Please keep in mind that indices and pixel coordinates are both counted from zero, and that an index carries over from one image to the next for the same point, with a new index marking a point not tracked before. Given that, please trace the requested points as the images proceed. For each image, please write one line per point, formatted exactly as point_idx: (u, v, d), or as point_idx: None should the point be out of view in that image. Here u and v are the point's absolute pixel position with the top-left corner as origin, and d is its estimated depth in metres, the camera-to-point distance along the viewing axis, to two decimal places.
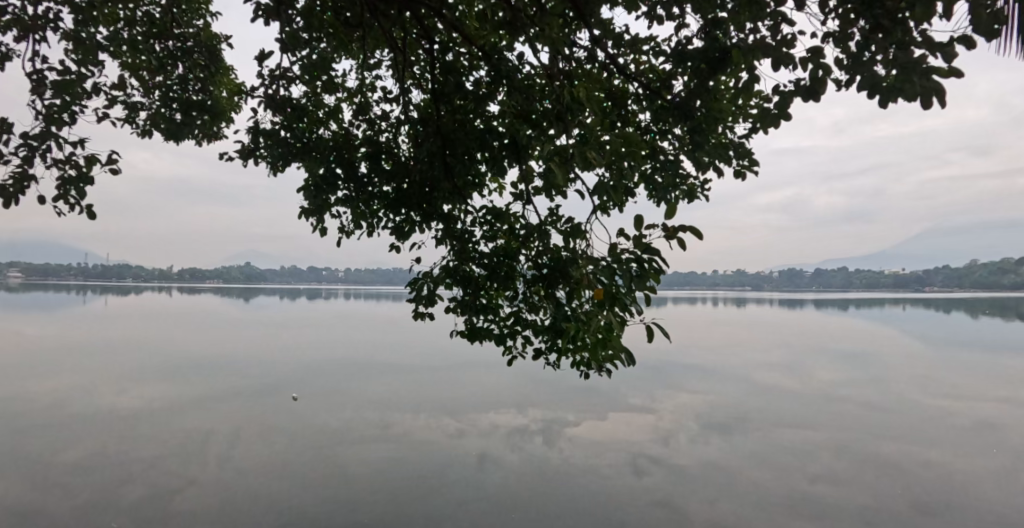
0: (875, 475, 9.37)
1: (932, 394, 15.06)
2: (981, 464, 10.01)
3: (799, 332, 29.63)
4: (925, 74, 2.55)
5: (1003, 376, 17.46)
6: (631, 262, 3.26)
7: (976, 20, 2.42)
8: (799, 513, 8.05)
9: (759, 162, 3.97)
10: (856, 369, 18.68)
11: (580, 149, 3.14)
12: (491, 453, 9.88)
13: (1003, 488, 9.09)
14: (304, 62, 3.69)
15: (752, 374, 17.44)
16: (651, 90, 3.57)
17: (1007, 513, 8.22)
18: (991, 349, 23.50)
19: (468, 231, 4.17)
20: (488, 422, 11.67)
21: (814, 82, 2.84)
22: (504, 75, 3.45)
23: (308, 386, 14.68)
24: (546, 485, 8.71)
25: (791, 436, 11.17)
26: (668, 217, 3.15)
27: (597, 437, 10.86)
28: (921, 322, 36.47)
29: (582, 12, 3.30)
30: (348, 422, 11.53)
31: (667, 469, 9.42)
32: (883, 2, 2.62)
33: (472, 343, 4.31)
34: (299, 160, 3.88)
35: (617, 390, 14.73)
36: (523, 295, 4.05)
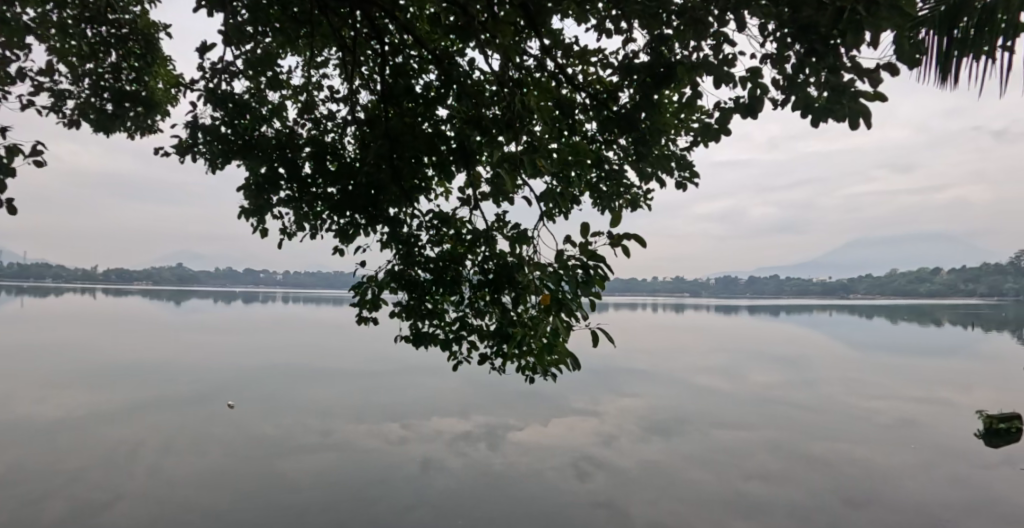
0: (806, 472, 9.77)
1: (861, 396, 15.82)
2: (899, 458, 10.63)
3: (735, 337, 30.78)
4: (853, 97, 2.73)
5: (919, 378, 18.65)
6: (578, 269, 3.31)
7: (901, 49, 2.59)
8: (733, 509, 8.35)
9: (699, 174, 4.09)
10: (788, 371, 19.54)
11: (529, 157, 3.17)
12: (436, 460, 9.76)
13: (918, 478, 9.71)
14: (246, 56, 3.50)
15: (692, 377, 18.00)
16: (598, 101, 3.65)
17: (924, 503, 8.77)
18: (916, 353, 24.89)
19: (415, 235, 4.12)
20: (433, 428, 11.56)
21: (753, 100, 2.96)
22: (451, 81, 3.44)
23: (246, 392, 14.21)
24: (491, 489, 8.72)
25: (727, 436, 11.59)
26: (613, 225, 3.20)
27: (542, 441, 10.92)
28: (846, 327, 38.53)
29: (532, 20, 3.32)
30: (288, 430, 11.17)
31: (610, 471, 9.55)
32: (819, 27, 2.74)
33: (417, 348, 4.27)
34: (238, 159, 3.70)
35: (561, 395, 14.92)
36: (469, 300, 4.05)
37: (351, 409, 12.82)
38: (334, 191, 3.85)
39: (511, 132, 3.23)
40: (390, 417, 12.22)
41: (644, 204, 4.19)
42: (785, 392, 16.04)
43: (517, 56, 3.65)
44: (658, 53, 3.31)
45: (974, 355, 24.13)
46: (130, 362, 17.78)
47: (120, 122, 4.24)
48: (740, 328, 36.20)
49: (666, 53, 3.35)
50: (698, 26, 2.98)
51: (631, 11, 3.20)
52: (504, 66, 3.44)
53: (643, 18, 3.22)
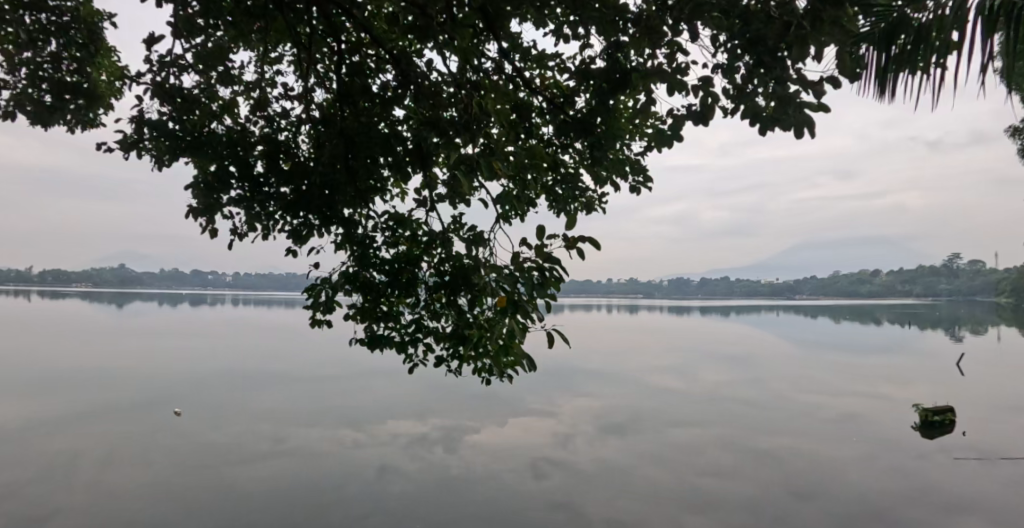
0: (756, 468, 10.06)
1: (806, 392, 16.40)
2: (843, 451, 11.08)
3: (687, 336, 31.53)
4: (799, 107, 2.83)
5: (859, 374, 19.50)
6: (534, 271, 3.31)
7: (843, 65, 2.68)
8: (687, 505, 8.52)
9: (652, 179, 4.18)
10: (737, 370, 20.10)
11: (484, 159, 3.17)
12: (392, 464, 9.63)
13: (860, 470, 10.13)
14: (196, 49, 3.39)
15: (645, 377, 18.33)
16: (554, 105, 3.69)
17: (866, 494, 9.15)
18: (856, 350, 26.03)
19: (370, 236, 4.05)
20: (389, 432, 11.40)
21: (704, 108, 3.04)
22: (409, 81, 3.41)
23: (193, 398, 13.77)
24: (449, 493, 8.66)
25: (680, 433, 11.84)
26: (568, 227, 3.23)
27: (498, 443, 10.92)
28: (790, 327, 40.03)
29: (490, 24, 3.33)
30: (238, 436, 10.87)
31: (567, 471, 9.62)
32: (767, 41, 2.81)
33: (372, 351, 4.20)
34: (188, 156, 3.56)
35: (517, 396, 14.97)
36: (425, 302, 4.02)
37: (304, 414, 12.58)
38: (287, 190, 3.74)
39: (471, 135, 3.21)
40: (344, 422, 12.03)
41: (599, 207, 4.25)
42: (735, 390, 16.51)
43: (475, 59, 3.65)
44: (614, 60, 3.34)
45: (911, 353, 25.30)
46: (66, 369, 16.88)
47: (60, 115, 4.04)
48: (690, 328, 37.12)
49: (622, 60, 3.39)
50: (652, 35, 3.04)
51: (588, 16, 3.23)
52: (461, 68, 3.43)
53: (600, 23, 3.23)
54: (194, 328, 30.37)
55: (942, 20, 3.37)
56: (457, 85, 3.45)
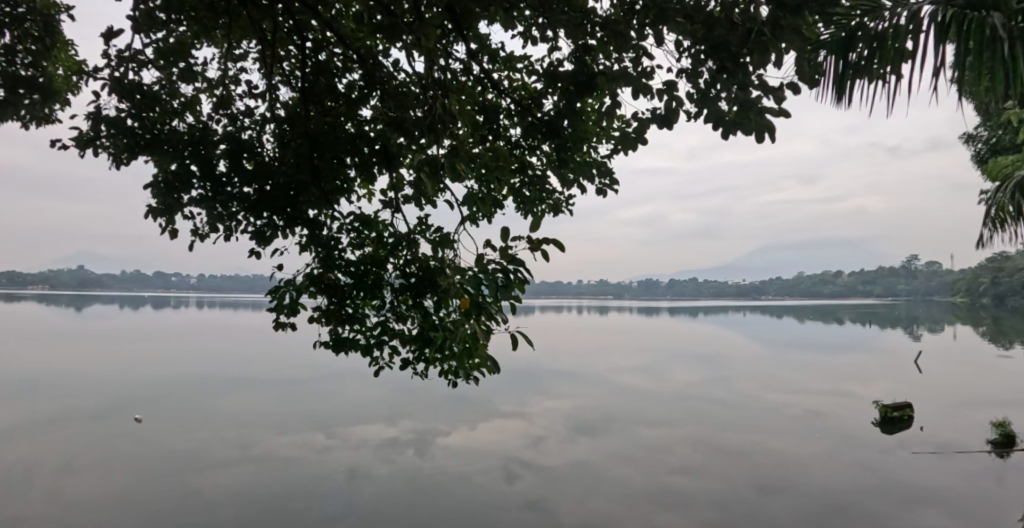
0: (723, 465, 10.25)
1: (772, 390, 16.79)
2: (804, 447, 11.43)
3: (654, 337, 32.05)
4: (760, 113, 2.82)
5: (818, 372, 20.14)
6: (498, 273, 3.21)
7: (802, 72, 2.69)
8: (657, 502, 8.65)
9: (618, 182, 4.23)
10: (703, 369, 20.53)
11: (450, 160, 3.14)
12: (362, 468, 9.52)
13: (821, 464, 10.46)
14: (156, 44, 3.26)
15: (614, 377, 18.57)
16: (521, 107, 3.69)
17: (827, 487, 9.46)
18: (816, 350, 26.87)
19: (334, 238, 3.93)
20: (359, 436, 11.27)
21: (668, 112, 3.03)
22: (376, 82, 3.35)
23: (156, 403, 13.38)
24: (421, 495, 8.60)
25: (648, 433, 12.02)
26: (533, 229, 3.12)
27: (470, 445, 10.89)
28: (752, 327, 41.11)
29: (458, 24, 3.30)
30: (202, 442, 10.59)
31: (539, 472, 9.66)
32: (731, 46, 2.80)
33: (337, 354, 4.12)
34: (147, 155, 3.43)
35: (488, 398, 14.97)
36: (391, 304, 3.96)
37: (272, 418, 12.34)
38: (250, 191, 3.60)
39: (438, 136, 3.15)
40: (313, 426, 11.83)
41: (566, 210, 4.27)
42: (701, 389, 16.87)
43: (444, 59, 3.59)
44: (581, 62, 3.35)
45: (872, 352, 26.11)
46: (18, 374, 16.20)
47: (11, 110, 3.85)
48: (657, 329, 37.75)
49: (589, 63, 3.38)
50: (618, 40, 3.02)
51: (556, 20, 3.19)
52: (429, 69, 3.39)
53: (566, 26, 3.16)
54: (154, 331, 29.49)
55: (898, 30, 3.48)
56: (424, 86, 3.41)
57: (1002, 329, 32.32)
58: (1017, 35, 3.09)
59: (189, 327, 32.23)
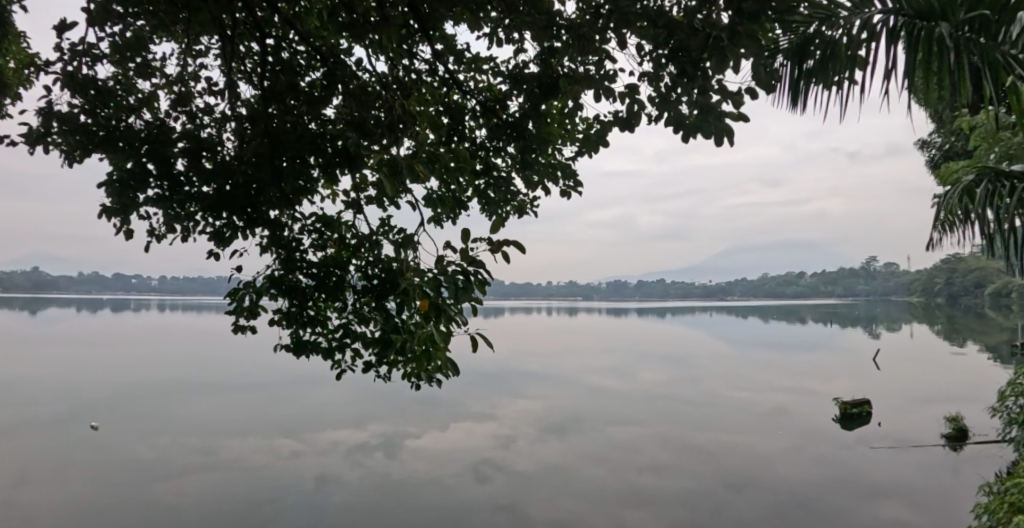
0: (690, 463, 10.47)
1: (739, 389, 17.22)
2: (765, 442, 11.80)
3: (621, 337, 32.58)
4: (718, 116, 2.75)
5: (779, 370, 20.80)
6: (457, 275, 3.17)
7: (759, 77, 2.55)
8: (627, 500, 8.76)
9: (582, 184, 4.23)
10: (669, 368, 20.98)
11: (410, 161, 2.95)
12: (331, 473, 9.38)
13: (782, 458, 10.81)
14: (111, 38, 3.13)
15: (583, 377, 18.80)
16: (485, 108, 3.66)
17: (788, 479, 9.78)
18: (776, 348, 27.75)
19: (296, 239, 3.65)
20: (327, 440, 11.11)
21: (631, 114, 3.02)
22: (337, 80, 3.26)
23: (117, 408, 12.99)
24: (391, 499, 8.52)
25: (616, 432, 12.19)
26: (494, 229, 2.80)
27: (440, 448, 10.82)
28: (714, 326, 42.21)
29: (424, 25, 3.27)
30: (164, 449, 10.31)
31: (510, 473, 9.68)
32: (689, 50, 2.72)
33: (298, 358, 3.94)
34: (102, 152, 3.27)
35: (458, 400, 14.95)
36: (353, 307, 3.82)
37: (238, 423, 12.09)
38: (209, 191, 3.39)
39: (397, 135, 3.05)
40: (281, 431, 11.64)
41: (531, 211, 4.21)
42: (668, 388, 17.23)
43: (407, 60, 3.51)
44: (547, 64, 3.34)
45: (833, 351, 26.97)
46: None
47: None
48: (623, 329, 38.38)
49: (553, 66, 3.39)
50: (584, 44, 2.94)
51: (520, 22, 3.10)
52: (391, 67, 3.33)
53: (533, 27, 3.06)
54: (111, 334, 28.53)
55: (852, 38, 3.23)
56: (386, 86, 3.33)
57: (956, 327, 33.63)
58: (960, 47, 2.78)
59: (149, 329, 31.26)
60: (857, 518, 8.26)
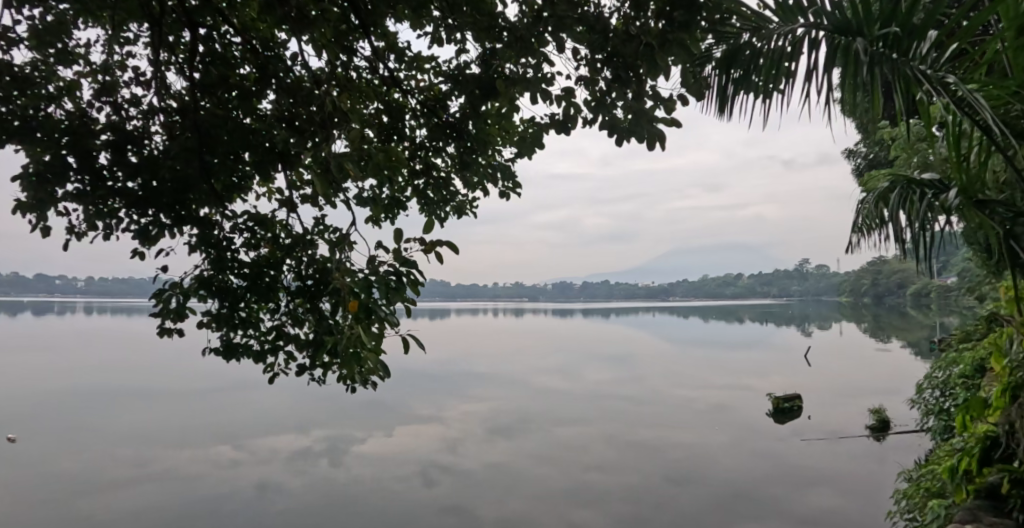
0: (631, 458, 10.81)
1: (680, 387, 17.91)
2: (701, 437, 12.35)
3: (567, 337, 33.41)
4: (652, 122, 2.41)
5: (715, 368, 21.80)
6: (390, 276, 2.64)
7: (687, 84, 2.32)
8: (573, 499, 8.87)
9: (522, 186, 3.60)
10: (613, 367, 21.66)
11: (336, 158, 2.41)
12: (273, 482, 9.20)
13: (716, 451, 11.35)
14: (30, 23, 2.91)
15: (531, 377, 19.14)
16: (425, 106, 3.29)
17: (722, 470, 10.27)
18: (712, 347, 29.10)
19: (226, 237, 3.10)
20: (268, 448, 10.86)
21: (566, 118, 2.65)
22: (269, 74, 2.72)
23: (40, 411, 12.29)
24: (333, 506, 8.40)
25: (563, 432, 12.40)
26: (426, 227, 2.43)
27: (385, 453, 10.68)
28: (652, 326, 43.99)
29: (362, 21, 2.94)
30: (93, 459, 9.79)
31: (457, 476, 9.67)
32: (626, 54, 2.39)
33: (227, 363, 3.22)
34: (16, 143, 2.86)
35: (405, 403, 14.88)
36: (287, 308, 3.13)
37: (176, 430, 11.62)
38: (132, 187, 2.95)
39: (329, 131, 2.59)
40: (221, 440, 11.24)
41: (472, 214, 3.66)
42: (613, 386, 17.77)
43: (343, 57, 3.08)
44: (488, 65, 2.96)
45: (764, 348, 28.39)
46: None
47: None
48: (569, 330, 39.39)
49: (496, 67, 2.99)
50: (520, 48, 2.52)
51: (458, 17, 2.64)
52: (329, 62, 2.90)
53: (471, 25, 2.62)
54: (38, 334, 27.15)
55: (787, 42, 2.56)
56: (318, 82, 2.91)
57: (875, 326, 36.22)
58: (875, 60, 2.44)
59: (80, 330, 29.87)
60: (787, 503, 8.72)
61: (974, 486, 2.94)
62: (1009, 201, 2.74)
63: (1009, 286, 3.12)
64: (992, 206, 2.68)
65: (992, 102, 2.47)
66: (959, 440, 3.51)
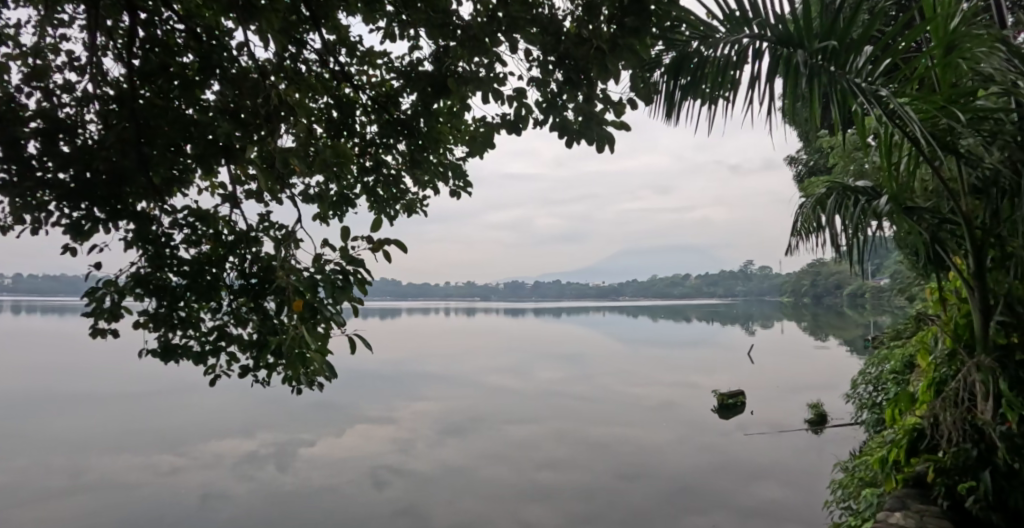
0: (582, 456, 10.97)
1: (630, 384, 18.26)
2: (650, 434, 12.64)
3: (519, 337, 33.62)
4: (601, 124, 2.45)
5: (663, 366, 22.33)
6: (336, 276, 2.55)
7: (637, 89, 2.37)
8: (525, 498, 8.92)
9: (474, 185, 3.58)
10: (565, 366, 21.91)
11: (280, 153, 2.29)
12: (217, 490, 8.94)
13: (663, 447, 11.64)
14: None
15: (484, 377, 19.16)
16: (376, 103, 3.18)
17: (669, 465, 10.55)
18: (660, 345, 29.78)
19: (163, 232, 2.87)
20: (212, 452, 10.53)
21: (517, 118, 2.64)
22: (213, 64, 2.42)
23: None
24: (280, 513, 8.20)
25: (515, 431, 12.46)
26: (373, 225, 2.36)
27: (335, 455, 10.49)
28: (602, 325, 44.74)
29: (314, 14, 2.82)
30: (22, 466, 9.29)
31: (409, 477, 9.58)
32: (576, 58, 2.42)
33: (165, 365, 3.02)
34: None
35: (356, 404, 14.66)
36: (230, 308, 2.94)
37: (113, 436, 11.14)
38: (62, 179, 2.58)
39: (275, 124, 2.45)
40: (162, 445, 10.83)
41: (422, 212, 3.60)
42: (564, 385, 18.00)
43: (294, 49, 2.96)
44: (441, 64, 2.92)
45: (710, 346, 29.23)
46: None
47: None
48: (521, 329, 39.62)
49: (450, 65, 2.94)
50: (474, 48, 2.48)
51: (412, 13, 2.58)
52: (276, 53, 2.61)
53: (425, 23, 2.57)
54: None
55: (732, 54, 2.66)
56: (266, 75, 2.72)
57: (812, 324, 37.82)
58: (816, 71, 2.53)
59: None
60: (732, 496, 9.02)
61: (903, 475, 3.10)
62: (936, 208, 2.89)
63: (935, 288, 3.32)
64: (919, 213, 2.83)
65: (921, 118, 2.60)
66: (889, 433, 3.68)
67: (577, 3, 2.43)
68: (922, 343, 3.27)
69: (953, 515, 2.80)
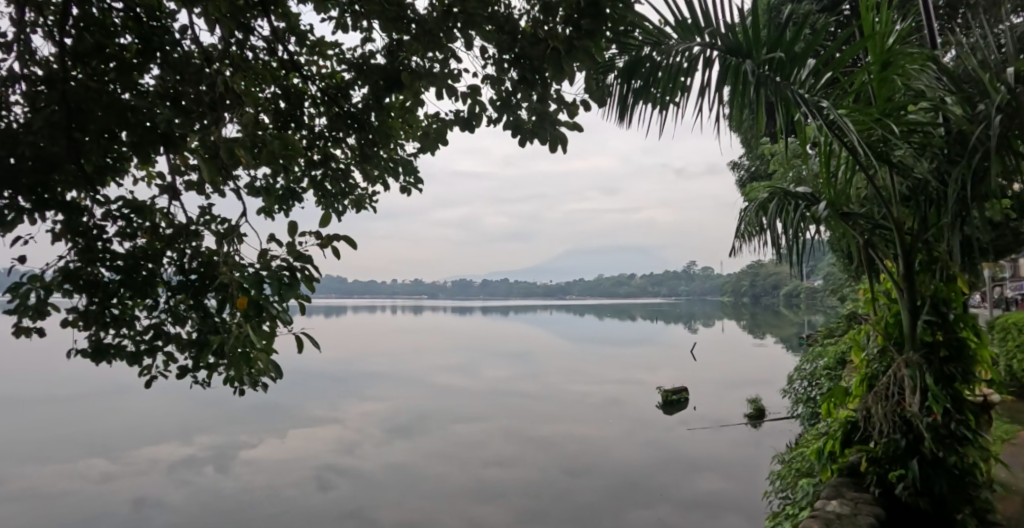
0: (530, 453, 11.07)
1: (578, 382, 18.48)
2: (595, 430, 12.86)
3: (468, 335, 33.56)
4: (555, 125, 2.48)
5: (610, 364, 22.73)
6: (283, 272, 2.47)
7: (590, 90, 2.39)
8: (472, 497, 8.92)
9: (424, 181, 3.54)
10: (513, 364, 22.01)
11: (225, 144, 2.20)
12: (151, 497, 8.61)
13: (609, 443, 11.86)
14: None
15: (432, 376, 19.04)
16: (325, 95, 3.09)
17: (614, 461, 10.77)
18: (607, 343, 30.27)
19: (95, 224, 2.71)
20: (146, 457, 10.11)
21: (471, 115, 2.63)
22: (153, 46, 2.40)
23: None
24: (218, 520, 7.96)
25: (462, 429, 12.45)
26: (322, 221, 2.28)
27: (278, 457, 10.24)
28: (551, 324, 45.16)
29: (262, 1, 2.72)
30: None
31: (354, 478, 9.44)
32: (531, 58, 2.43)
33: (95, 364, 2.86)
34: None
35: (300, 404, 14.32)
36: (167, 306, 2.80)
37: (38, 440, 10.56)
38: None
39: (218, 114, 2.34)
40: (92, 451, 10.34)
41: (370, 207, 3.53)
42: (513, 383, 18.09)
43: (241, 36, 2.87)
44: (394, 58, 2.90)
45: (655, 344, 29.90)
46: None
47: None
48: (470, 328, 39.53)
49: (403, 59, 2.91)
50: (429, 43, 2.46)
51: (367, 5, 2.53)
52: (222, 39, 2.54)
53: (381, 16, 2.52)
54: None
55: (681, 60, 2.73)
56: (210, 61, 2.61)
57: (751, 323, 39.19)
58: (761, 81, 2.64)
59: None
60: (673, 489, 9.27)
61: (837, 465, 3.22)
62: (868, 214, 3.05)
63: (865, 288, 3.49)
64: (854, 218, 2.96)
65: (858, 128, 2.74)
66: (823, 425, 3.94)
67: (532, 3, 2.45)
68: (854, 340, 3.45)
69: (885, 502, 2.94)
